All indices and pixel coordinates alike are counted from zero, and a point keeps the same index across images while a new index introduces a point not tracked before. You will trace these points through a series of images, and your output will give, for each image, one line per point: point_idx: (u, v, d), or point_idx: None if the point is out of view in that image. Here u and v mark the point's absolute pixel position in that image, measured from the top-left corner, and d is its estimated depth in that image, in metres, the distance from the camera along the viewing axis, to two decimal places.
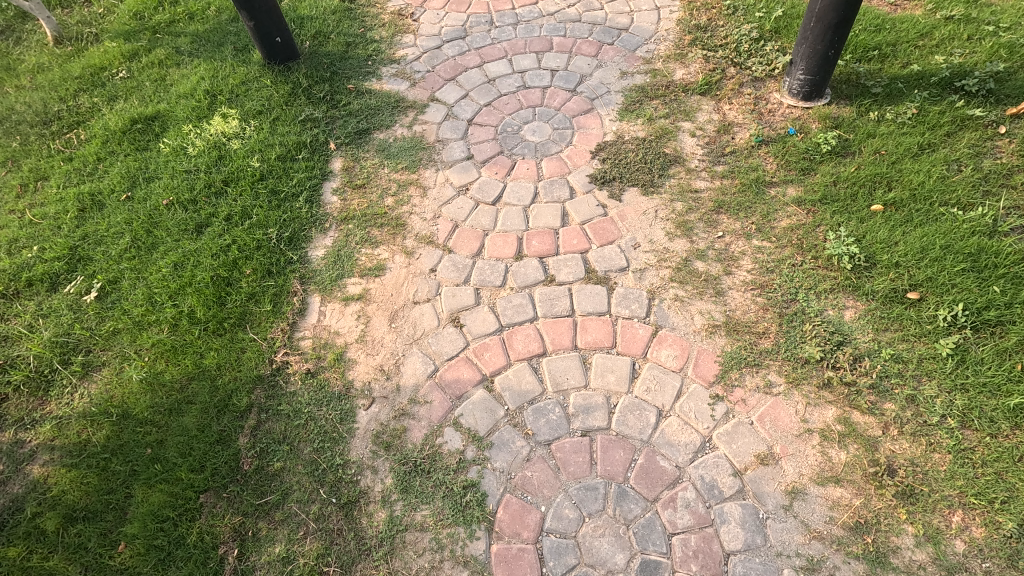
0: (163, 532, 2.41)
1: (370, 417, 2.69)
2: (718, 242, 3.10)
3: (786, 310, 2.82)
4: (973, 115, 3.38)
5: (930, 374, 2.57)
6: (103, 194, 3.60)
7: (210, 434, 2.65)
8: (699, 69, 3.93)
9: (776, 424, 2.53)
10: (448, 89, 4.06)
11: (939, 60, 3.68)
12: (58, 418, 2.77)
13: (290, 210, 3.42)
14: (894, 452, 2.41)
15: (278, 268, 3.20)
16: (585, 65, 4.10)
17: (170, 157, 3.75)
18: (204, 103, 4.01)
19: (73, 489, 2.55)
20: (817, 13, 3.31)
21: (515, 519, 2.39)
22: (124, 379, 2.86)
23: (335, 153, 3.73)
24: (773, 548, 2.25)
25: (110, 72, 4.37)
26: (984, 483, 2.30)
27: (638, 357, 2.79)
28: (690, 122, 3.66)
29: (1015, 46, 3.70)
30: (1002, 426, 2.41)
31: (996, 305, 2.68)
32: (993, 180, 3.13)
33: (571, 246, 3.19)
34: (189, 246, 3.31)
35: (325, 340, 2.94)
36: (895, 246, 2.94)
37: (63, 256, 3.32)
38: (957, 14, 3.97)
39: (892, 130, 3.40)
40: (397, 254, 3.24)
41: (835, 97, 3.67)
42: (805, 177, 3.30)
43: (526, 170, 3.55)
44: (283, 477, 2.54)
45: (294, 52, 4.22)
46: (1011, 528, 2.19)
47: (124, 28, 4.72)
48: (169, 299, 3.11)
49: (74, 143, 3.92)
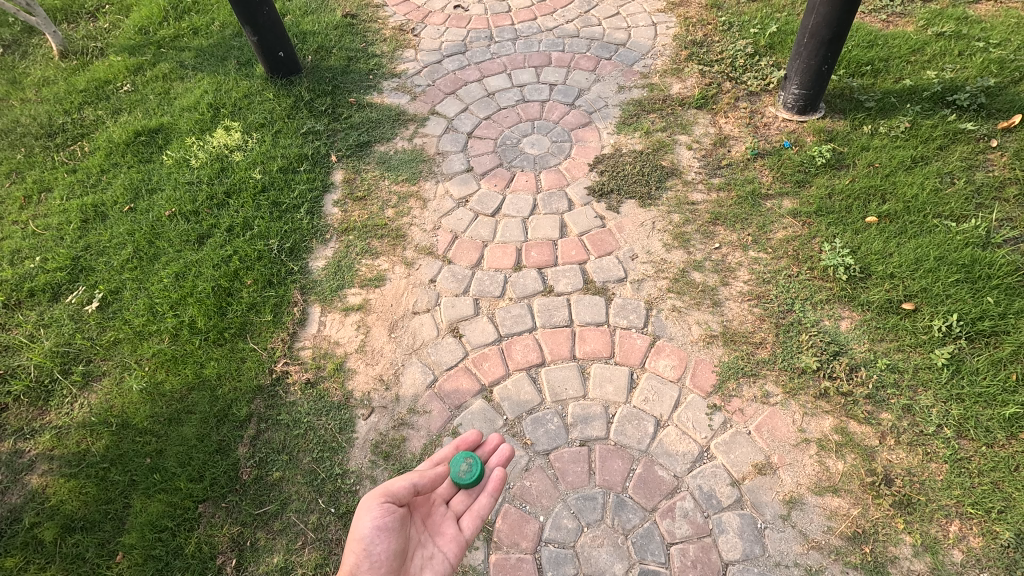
0: (161, 542, 2.42)
1: (369, 426, 2.70)
2: (715, 253, 3.13)
3: (783, 320, 2.85)
4: (965, 129, 3.43)
5: (926, 384, 2.59)
6: (106, 205, 3.63)
7: (210, 444, 2.65)
8: (695, 84, 3.99)
9: (774, 433, 2.54)
10: (448, 103, 4.12)
11: (930, 75, 3.75)
12: (58, 428, 2.78)
13: (291, 221, 3.46)
14: (891, 461, 2.42)
15: (279, 278, 3.22)
16: (583, 79, 4.17)
17: (173, 169, 3.79)
18: (208, 116, 4.06)
19: (72, 499, 2.55)
20: (810, 29, 3.38)
21: (514, 528, 2.39)
22: (124, 389, 2.87)
23: (336, 165, 3.77)
24: (771, 558, 2.25)
25: (114, 85, 4.43)
26: (981, 492, 2.31)
27: (636, 367, 2.81)
28: (687, 135, 3.71)
29: (1005, 62, 3.77)
30: (998, 436, 2.43)
31: (990, 315, 2.71)
32: (986, 192, 3.17)
33: (569, 256, 3.23)
34: (191, 257, 3.33)
35: (325, 350, 2.96)
36: (890, 257, 2.97)
37: (64, 266, 3.35)
38: (948, 30, 4.04)
39: (885, 143, 3.45)
40: (397, 265, 3.27)
41: (829, 110, 3.73)
42: (801, 190, 3.34)
43: (525, 182, 3.60)
44: (282, 487, 2.54)
45: (297, 66, 4.28)
46: (1008, 538, 2.20)
47: (128, 43, 4.79)
48: (170, 309, 3.13)
49: (78, 155, 3.97)
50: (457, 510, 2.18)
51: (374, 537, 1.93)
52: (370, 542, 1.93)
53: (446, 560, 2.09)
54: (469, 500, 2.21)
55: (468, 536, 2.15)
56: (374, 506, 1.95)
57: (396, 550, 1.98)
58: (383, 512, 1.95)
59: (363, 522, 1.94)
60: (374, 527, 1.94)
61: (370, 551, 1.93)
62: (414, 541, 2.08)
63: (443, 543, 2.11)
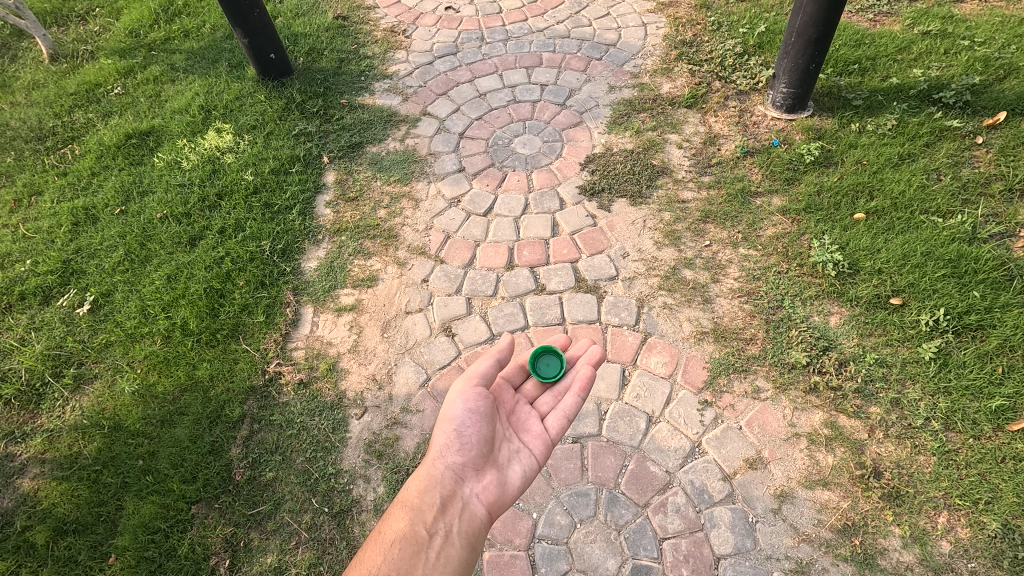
0: (154, 544, 2.42)
1: (362, 426, 2.70)
2: (705, 251, 3.16)
3: (773, 316, 2.87)
4: (951, 126, 3.47)
5: (913, 378, 2.62)
6: (97, 208, 3.62)
7: (203, 445, 2.65)
8: (685, 83, 4.02)
9: (765, 428, 2.57)
10: (440, 104, 4.14)
11: (916, 73, 3.79)
12: (49, 431, 2.77)
13: (283, 222, 3.46)
14: (880, 454, 2.45)
15: (272, 279, 3.22)
16: (574, 79, 4.19)
17: (165, 171, 3.79)
18: (199, 119, 4.07)
19: (64, 502, 2.54)
20: (798, 28, 3.42)
21: (507, 525, 2.40)
22: (116, 391, 2.87)
23: (328, 167, 3.77)
24: (763, 552, 2.28)
25: (105, 88, 4.42)
26: (969, 484, 2.33)
27: (628, 364, 2.82)
28: (677, 134, 3.73)
29: (990, 60, 3.82)
30: (985, 428, 2.46)
31: (976, 309, 2.75)
32: (972, 188, 3.21)
33: (561, 255, 3.24)
34: (183, 259, 3.33)
35: (318, 351, 2.96)
36: (878, 253, 3.01)
37: (56, 270, 3.34)
38: (933, 29, 4.09)
39: (873, 141, 3.49)
40: (389, 265, 3.27)
41: (817, 109, 3.76)
42: (790, 187, 3.37)
43: (517, 182, 3.61)
44: (275, 487, 2.54)
45: (288, 67, 4.28)
46: (995, 528, 2.23)
47: (118, 46, 4.78)
48: (162, 311, 3.13)
49: (69, 158, 3.96)
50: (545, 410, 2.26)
51: (464, 419, 2.02)
52: (459, 425, 2.01)
53: (538, 450, 2.15)
54: (555, 401, 2.31)
55: (560, 431, 2.21)
56: (462, 389, 2.07)
57: (487, 432, 2.05)
58: (472, 396, 2.05)
59: (452, 405, 2.04)
60: (464, 410, 2.03)
61: (461, 431, 2.02)
62: (506, 429, 2.17)
63: (533, 435, 2.18)
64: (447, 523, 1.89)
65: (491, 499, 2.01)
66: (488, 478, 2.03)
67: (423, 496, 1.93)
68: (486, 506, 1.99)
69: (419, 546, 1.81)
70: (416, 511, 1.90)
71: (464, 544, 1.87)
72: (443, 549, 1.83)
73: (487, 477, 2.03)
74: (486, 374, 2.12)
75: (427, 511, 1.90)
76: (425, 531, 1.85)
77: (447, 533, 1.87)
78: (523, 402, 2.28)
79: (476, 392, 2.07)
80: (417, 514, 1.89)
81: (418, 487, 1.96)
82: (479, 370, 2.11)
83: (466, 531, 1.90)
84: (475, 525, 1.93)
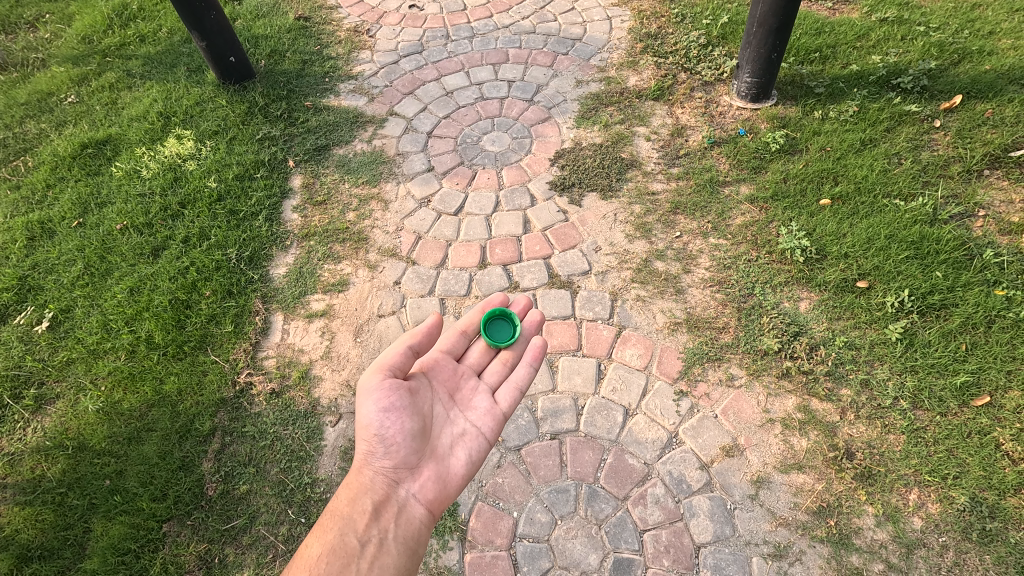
0: (124, 565, 2.34)
1: (338, 433, 2.66)
2: (676, 242, 3.17)
3: (744, 304, 2.90)
4: (909, 111, 3.54)
5: (882, 359, 2.67)
6: (54, 221, 3.50)
7: (173, 461, 2.58)
8: (651, 76, 4.04)
9: (740, 415, 2.59)
10: (406, 103, 4.09)
11: (875, 60, 3.86)
12: (10, 455, 2.68)
13: (249, 229, 3.38)
14: (852, 436, 2.49)
15: (239, 288, 3.15)
16: (541, 75, 4.18)
17: (124, 181, 3.67)
18: (158, 126, 3.95)
19: (27, 528, 2.45)
20: (759, 18, 3.45)
21: (487, 526, 2.38)
22: (79, 410, 2.77)
23: (294, 170, 3.70)
24: (741, 538, 2.30)
25: (58, 97, 4.27)
26: (937, 460, 2.39)
27: (603, 358, 2.83)
28: (645, 126, 3.74)
29: (945, 45, 3.90)
30: (951, 404, 2.52)
31: (939, 289, 2.81)
32: (932, 171, 3.28)
33: (534, 252, 3.23)
34: (146, 270, 3.23)
35: (289, 358, 2.90)
36: (843, 237, 3.06)
37: (11, 287, 3.22)
38: (891, 16, 4.16)
39: (836, 127, 3.55)
40: (360, 268, 3.22)
41: (782, 98, 3.81)
42: (757, 176, 3.41)
43: (486, 180, 3.59)
44: (249, 500, 2.49)
45: (249, 71, 4.19)
46: (964, 502, 2.28)
47: (71, 53, 4.62)
48: (126, 325, 3.04)
49: (22, 170, 3.81)
50: (491, 386, 2.23)
51: (383, 420, 1.89)
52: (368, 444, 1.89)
53: (480, 436, 2.08)
54: (501, 371, 2.27)
55: (503, 407, 2.16)
56: (376, 388, 1.91)
57: (414, 427, 1.94)
58: (386, 392, 1.91)
59: (365, 409, 1.90)
60: (381, 411, 1.89)
61: (383, 433, 1.90)
62: (441, 417, 2.07)
63: (473, 420, 2.10)
64: (382, 529, 1.80)
65: (432, 496, 1.93)
66: (477, 423, 2.10)
67: (352, 505, 1.82)
68: (425, 505, 1.90)
69: (350, 557, 1.70)
70: (346, 520, 1.79)
71: (401, 549, 1.79)
72: (377, 556, 1.73)
73: (424, 474, 1.94)
74: (397, 364, 2.01)
75: (359, 519, 1.79)
76: (356, 542, 1.74)
77: (382, 540, 1.77)
78: (460, 382, 2.20)
79: (532, 363, 2.25)
80: (347, 523, 1.78)
81: (348, 496, 1.84)
82: (388, 361, 1.99)
83: (405, 535, 1.82)
84: (414, 526, 1.85)
